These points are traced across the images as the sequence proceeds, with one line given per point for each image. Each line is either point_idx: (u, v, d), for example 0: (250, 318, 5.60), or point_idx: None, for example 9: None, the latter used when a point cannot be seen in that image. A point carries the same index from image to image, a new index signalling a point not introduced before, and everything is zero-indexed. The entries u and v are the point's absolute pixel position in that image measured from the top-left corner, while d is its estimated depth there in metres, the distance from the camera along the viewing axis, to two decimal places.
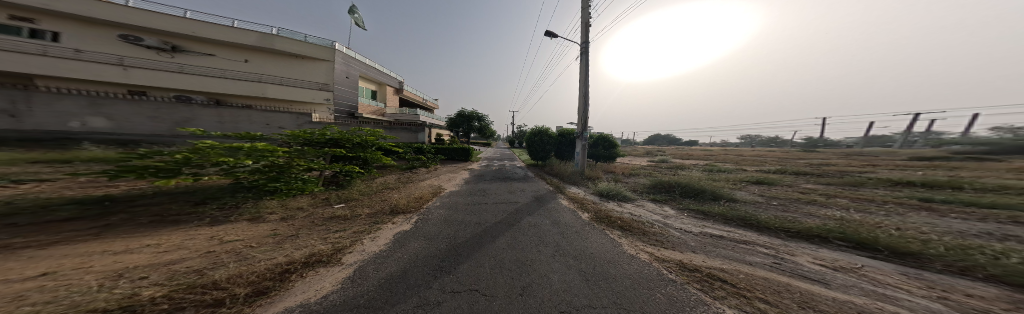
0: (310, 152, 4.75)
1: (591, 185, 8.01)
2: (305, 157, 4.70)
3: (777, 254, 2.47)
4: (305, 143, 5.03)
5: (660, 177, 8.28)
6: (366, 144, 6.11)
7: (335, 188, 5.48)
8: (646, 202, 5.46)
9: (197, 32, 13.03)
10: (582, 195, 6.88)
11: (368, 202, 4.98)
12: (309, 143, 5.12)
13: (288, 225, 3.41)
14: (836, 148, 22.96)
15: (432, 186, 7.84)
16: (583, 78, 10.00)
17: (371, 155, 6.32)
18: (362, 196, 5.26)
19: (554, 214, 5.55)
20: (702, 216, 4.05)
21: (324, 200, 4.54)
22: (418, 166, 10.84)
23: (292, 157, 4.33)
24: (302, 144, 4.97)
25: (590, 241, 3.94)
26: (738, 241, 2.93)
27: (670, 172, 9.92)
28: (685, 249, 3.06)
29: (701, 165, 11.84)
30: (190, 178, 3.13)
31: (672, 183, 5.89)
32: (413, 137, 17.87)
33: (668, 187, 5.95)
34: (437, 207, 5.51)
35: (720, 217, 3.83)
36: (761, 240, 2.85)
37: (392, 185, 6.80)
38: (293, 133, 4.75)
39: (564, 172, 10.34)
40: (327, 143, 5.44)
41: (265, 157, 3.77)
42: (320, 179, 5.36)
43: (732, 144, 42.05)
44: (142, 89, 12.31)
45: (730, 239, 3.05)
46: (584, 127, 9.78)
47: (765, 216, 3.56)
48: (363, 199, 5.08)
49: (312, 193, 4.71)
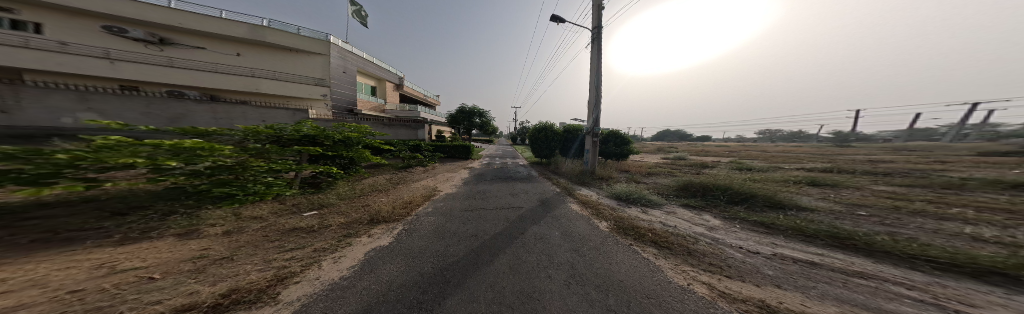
0: (275, 151, 4.08)
1: (604, 186, 7.07)
2: (270, 158, 4.01)
3: (964, 310, 1.54)
4: (272, 141, 4.28)
5: (684, 177, 7.24)
6: (348, 141, 5.64)
7: (312, 191, 4.77)
8: (677, 208, 4.49)
9: (184, 23, 12.64)
10: (594, 199, 6.00)
11: (346, 209, 4.26)
12: (277, 141, 4.39)
13: (229, 242, 2.63)
14: (871, 142, 21.06)
15: (426, 187, 7.14)
16: (595, 65, 8.98)
17: (356, 154, 5.84)
18: (343, 201, 4.56)
19: (563, 223, 4.71)
20: (761, 229, 3.06)
21: (294, 208, 3.84)
22: (415, 165, 10.19)
23: (246, 157, 3.62)
24: (270, 142, 4.26)
25: (614, 261, 3.09)
26: (867, 277, 1.94)
27: (692, 170, 8.83)
28: (793, 290, 1.96)
29: (726, 163, 10.68)
30: (78, 187, 2.20)
31: (706, 186, 4.90)
32: (413, 134, 17.27)
33: (700, 190, 4.98)
34: (427, 214, 4.80)
35: (790, 232, 2.85)
36: (878, 271, 1.96)
37: (380, 186, 6.16)
38: (253, 128, 4.00)
39: (572, 171, 9.40)
40: (302, 142, 4.74)
41: (197, 158, 3.01)
42: (292, 181, 4.66)
43: (748, 139, 39.93)
44: (134, 84, 12.08)
45: (856, 273, 2.00)
46: (596, 120, 8.77)
47: (859, 231, 2.59)
48: (343, 206, 4.38)
49: (278, 198, 4.07)
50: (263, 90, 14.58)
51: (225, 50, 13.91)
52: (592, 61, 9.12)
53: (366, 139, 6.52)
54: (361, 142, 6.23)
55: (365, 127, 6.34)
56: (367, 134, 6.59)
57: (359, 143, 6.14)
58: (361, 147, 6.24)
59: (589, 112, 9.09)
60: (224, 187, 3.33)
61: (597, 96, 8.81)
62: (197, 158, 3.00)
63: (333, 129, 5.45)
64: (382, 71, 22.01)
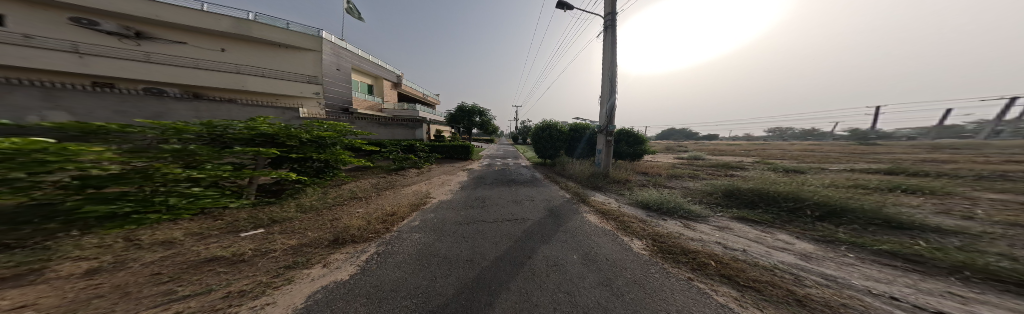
0: (208, 154, 3.02)
1: (623, 191, 6.03)
2: (198, 162, 2.95)
3: None
4: (208, 142, 3.19)
5: (717, 180, 6.19)
6: (318, 140, 4.71)
7: (263, 200, 3.80)
8: (730, 222, 3.48)
9: (162, 16, 11.88)
10: (613, 208, 5.03)
11: (300, 223, 3.20)
12: (215, 142, 3.30)
13: (65, 301, 1.48)
14: (896, 140, 19.83)
15: (417, 193, 6.21)
16: (609, 54, 7.99)
17: (332, 156, 4.92)
18: (301, 212, 3.52)
19: (577, 241, 3.83)
20: (885, 257, 2.06)
21: (221, 223, 2.74)
22: (409, 167, 9.26)
23: (155, 163, 2.53)
24: (205, 143, 3.17)
25: (659, 300, 2.17)
26: None
27: (719, 172, 7.79)
28: None
29: (753, 163, 9.62)
30: None
31: (764, 194, 3.85)
32: (409, 134, 16.34)
33: (755, 199, 3.94)
34: (412, 230, 3.90)
35: (931, 264, 1.88)
36: None
37: (360, 193, 5.21)
38: (177, 126, 2.89)
39: (582, 174, 8.38)
40: (252, 142, 3.73)
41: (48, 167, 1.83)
42: (238, 188, 3.68)
43: (758, 138, 38.72)
44: (109, 81, 11.30)
45: None
46: (611, 116, 7.73)
47: None
48: (301, 219, 3.33)
49: (206, 213, 3.11)
50: (250, 87, 13.88)
51: (208, 46, 13.21)
52: (605, 50, 8.13)
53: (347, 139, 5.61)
54: (340, 143, 5.31)
55: (345, 125, 5.41)
56: (347, 133, 5.67)
57: (336, 144, 5.22)
58: (339, 148, 5.31)
59: (602, 107, 8.07)
60: (105, 205, 2.18)
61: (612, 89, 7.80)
62: (48, 165, 1.82)
63: (300, 127, 4.49)
64: (378, 69, 21.23)
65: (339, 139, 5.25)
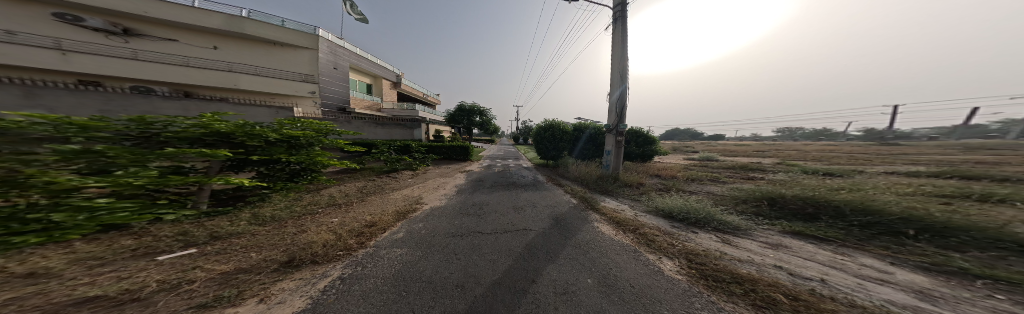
0: (128, 157, 2.37)
1: (637, 197, 5.39)
2: (115, 167, 2.32)
3: None
4: (134, 143, 2.53)
5: (744, 184, 5.50)
6: (291, 140, 4.10)
7: (213, 209, 3.16)
8: (781, 236, 2.81)
9: (150, 12, 11.49)
10: (629, 216, 4.39)
11: (247, 239, 2.54)
12: (146, 142, 2.65)
13: None
14: (918, 140, 18.86)
15: (407, 198, 5.61)
16: (618, 46, 7.33)
17: (309, 159, 4.32)
18: (256, 224, 2.89)
19: (588, 259, 3.21)
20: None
21: (135, 242, 2.08)
22: (403, 168, 8.69)
23: (38, 169, 1.90)
24: (134, 144, 2.53)
25: None
26: None
27: (740, 174, 7.10)
28: None
29: (774, 164, 8.89)
30: None
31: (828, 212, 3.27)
32: (407, 134, 15.82)
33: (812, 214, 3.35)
34: (394, 246, 3.29)
35: None
36: None
37: (342, 200, 4.63)
38: (82, 121, 2.24)
39: (588, 177, 7.71)
40: (203, 143, 3.10)
41: None
42: (182, 195, 3.04)
43: (766, 138, 37.67)
44: (95, 79, 10.99)
45: None
46: (621, 114, 7.04)
47: None
48: (253, 233, 2.68)
49: (127, 227, 2.48)
50: (243, 86, 13.50)
51: (200, 43, 12.89)
52: (614, 42, 7.47)
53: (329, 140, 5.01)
54: (320, 144, 4.72)
55: (326, 123, 4.83)
56: (330, 133, 5.09)
57: (315, 145, 4.62)
58: (319, 149, 4.72)
59: (611, 105, 7.38)
60: None
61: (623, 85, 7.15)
62: None
63: (269, 125, 3.87)
64: (376, 68, 20.80)
65: (319, 139, 4.66)
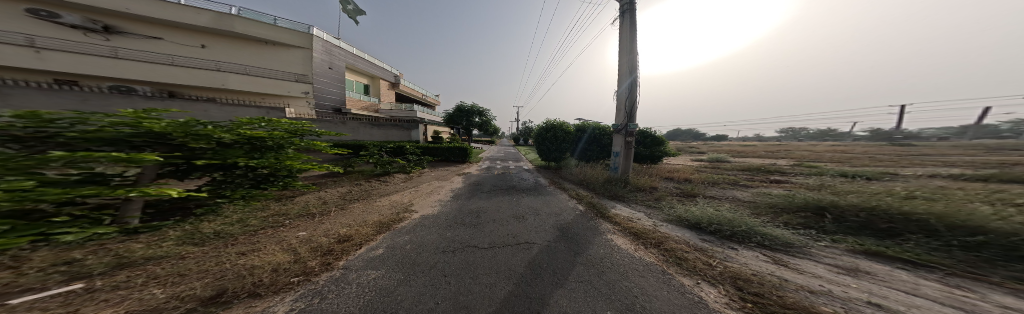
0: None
1: (652, 203, 4.83)
2: None
3: None
4: (25, 145, 1.90)
5: (772, 188, 4.92)
6: (252, 141, 3.54)
7: (143, 225, 2.58)
8: (843, 252, 2.24)
9: (131, 8, 11.11)
10: (648, 226, 3.81)
11: (164, 268, 1.97)
12: (40, 144, 2.02)
13: None
14: (932, 141, 18.26)
15: (396, 205, 5.04)
16: (627, 40, 6.80)
17: (278, 163, 3.74)
18: (187, 245, 2.31)
19: (600, 281, 2.64)
20: None
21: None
22: (396, 171, 8.14)
23: None
24: (23, 147, 1.91)
25: None
26: None
27: (760, 177, 6.54)
28: None
29: (793, 166, 8.30)
30: None
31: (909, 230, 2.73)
32: (403, 135, 15.26)
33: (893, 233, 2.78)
34: (371, 268, 2.70)
35: None
36: None
37: (318, 208, 4.04)
38: None
39: (594, 179, 7.17)
40: (128, 145, 2.46)
41: None
42: (96, 210, 2.39)
43: (770, 138, 37.14)
44: (72, 78, 10.58)
45: None
46: (630, 113, 6.50)
47: None
48: (174, 261, 2.10)
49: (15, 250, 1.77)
50: (230, 86, 13.01)
51: (186, 42, 12.51)
52: (623, 35, 6.95)
53: (306, 141, 4.43)
54: (292, 146, 4.14)
55: (304, 124, 4.34)
56: (306, 133, 4.53)
57: (286, 148, 4.04)
58: (291, 152, 4.13)
59: (619, 102, 6.85)
60: None
61: (632, 82, 6.62)
62: None
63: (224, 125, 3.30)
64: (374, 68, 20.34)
65: (290, 140, 4.08)
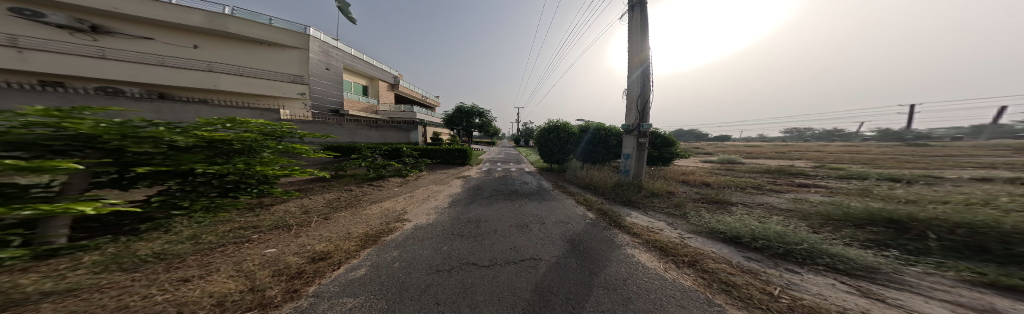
0: None
1: (671, 210, 4.35)
2: None
3: None
4: None
5: (808, 194, 4.40)
6: (215, 144, 3.03)
7: (66, 246, 2.07)
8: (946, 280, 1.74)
9: (120, 8, 10.99)
10: (674, 239, 3.30)
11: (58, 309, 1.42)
12: None
13: None
14: (946, 141, 17.73)
15: (388, 213, 4.58)
16: (638, 35, 6.36)
17: (248, 168, 3.24)
18: (110, 273, 1.80)
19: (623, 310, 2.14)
20: None
21: None
22: (392, 175, 7.71)
23: None
24: None
25: None
26: None
27: (784, 180, 6.04)
28: None
29: (814, 168, 7.80)
30: None
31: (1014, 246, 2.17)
32: (402, 137, 14.80)
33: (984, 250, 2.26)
34: (347, 295, 2.20)
35: None
36: None
37: (296, 219, 3.47)
38: None
39: (601, 183, 6.72)
40: (46, 150, 1.91)
41: None
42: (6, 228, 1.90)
43: (775, 139, 36.62)
44: (59, 79, 10.43)
45: None
46: (642, 113, 6.04)
47: None
48: (82, 296, 1.58)
49: None
50: (223, 87, 12.73)
51: (180, 42, 12.43)
52: (633, 30, 6.51)
53: (286, 145, 3.94)
54: (267, 149, 3.65)
55: (287, 125, 4.00)
56: (285, 135, 4.05)
57: (259, 151, 3.55)
58: (266, 156, 3.64)
59: (629, 101, 6.40)
60: None
61: (644, 79, 6.18)
62: None
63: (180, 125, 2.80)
64: (373, 69, 20.03)
65: (265, 143, 3.60)
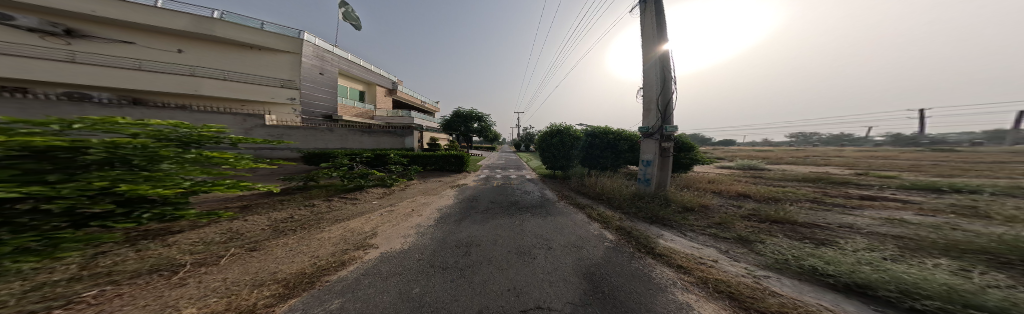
0: None
1: (715, 231, 3.35)
2: None
3: None
4: None
5: (899, 212, 3.40)
6: (51, 153, 1.73)
7: None
8: None
9: (97, 11, 10.49)
10: (754, 277, 2.22)
11: None
12: None
13: None
14: (963, 147, 17.06)
15: (351, 237, 3.58)
16: (656, 26, 5.53)
17: (117, 189, 1.88)
18: None
19: None
20: None
21: None
22: (373, 185, 6.76)
23: None
24: None
25: None
26: None
27: (838, 190, 5.07)
28: None
29: (858, 176, 6.84)
30: None
31: None
32: (396, 143, 13.88)
33: None
34: None
35: None
36: None
37: (186, 260, 2.11)
38: None
39: (616, 193, 5.75)
40: None
41: None
42: None
43: (780, 144, 36.03)
44: (22, 85, 9.77)
45: None
46: (664, 114, 5.15)
47: None
48: None
49: None
50: (204, 92, 12.03)
51: (162, 46, 11.93)
52: (649, 22, 5.70)
53: (202, 153, 2.63)
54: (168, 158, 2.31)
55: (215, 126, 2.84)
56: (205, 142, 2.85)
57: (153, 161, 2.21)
58: (164, 170, 2.26)
59: (648, 101, 5.52)
60: None
61: (664, 75, 5.33)
62: None
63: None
64: (370, 74, 19.47)
65: (160, 150, 2.25)
